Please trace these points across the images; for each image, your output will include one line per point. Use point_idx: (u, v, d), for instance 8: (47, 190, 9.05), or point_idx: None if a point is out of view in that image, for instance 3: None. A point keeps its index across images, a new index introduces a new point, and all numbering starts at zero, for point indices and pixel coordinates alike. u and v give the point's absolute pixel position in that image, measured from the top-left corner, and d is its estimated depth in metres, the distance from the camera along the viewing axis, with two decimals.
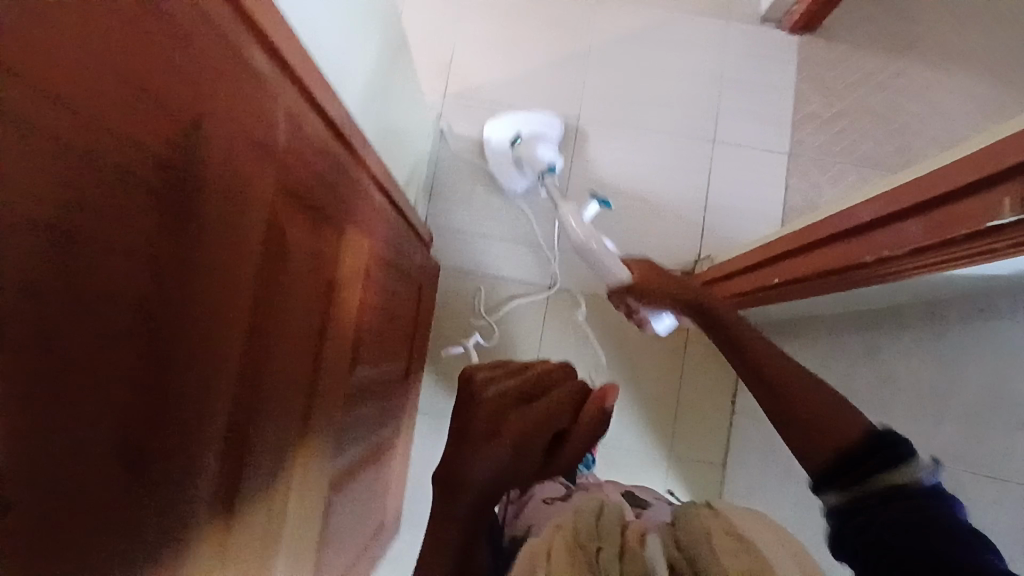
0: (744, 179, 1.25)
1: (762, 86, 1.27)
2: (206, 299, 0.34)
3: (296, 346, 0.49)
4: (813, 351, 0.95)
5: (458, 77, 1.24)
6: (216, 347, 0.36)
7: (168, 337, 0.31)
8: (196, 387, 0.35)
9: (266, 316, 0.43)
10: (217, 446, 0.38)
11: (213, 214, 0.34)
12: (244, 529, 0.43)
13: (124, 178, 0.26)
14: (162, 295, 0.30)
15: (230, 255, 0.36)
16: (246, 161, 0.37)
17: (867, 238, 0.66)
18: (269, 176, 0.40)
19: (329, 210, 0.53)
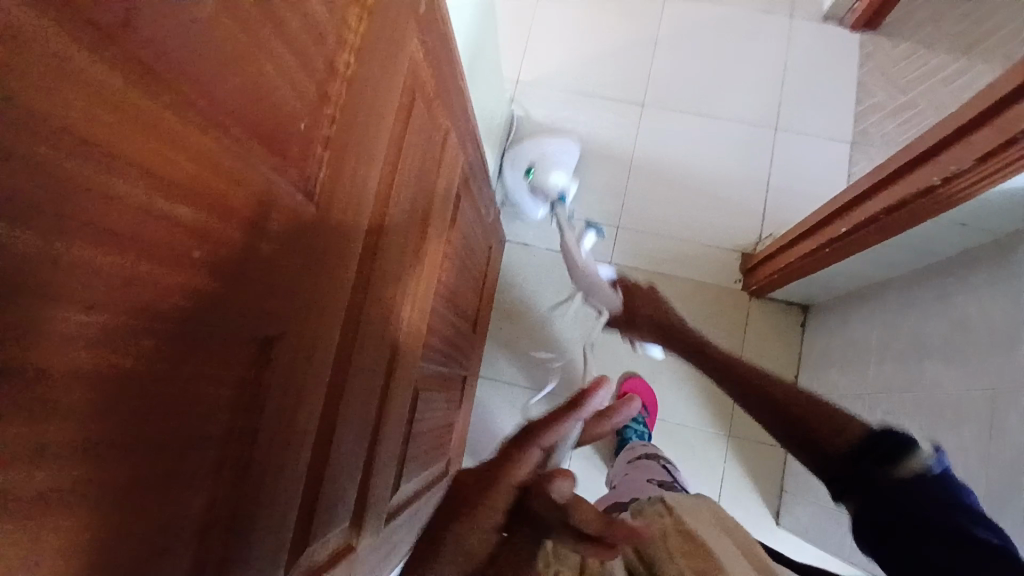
0: (807, 165, 1.28)
1: (823, 79, 1.31)
2: (325, 216, 0.37)
3: (410, 205, 0.56)
4: (882, 313, 0.96)
5: (532, 66, 1.33)
6: (334, 258, 0.40)
7: (342, 111, 0.38)
8: (357, 177, 0.41)
9: (379, 222, 0.48)
10: (361, 247, 0.44)
11: (375, 29, 0.41)
12: (365, 339, 0.49)
13: (277, 83, 0.30)
14: (339, 70, 0.37)
15: (384, 77, 0.43)
16: (388, 29, 0.43)
17: (934, 160, 0.69)
18: (413, 31, 0.48)
19: (442, 102, 0.60)
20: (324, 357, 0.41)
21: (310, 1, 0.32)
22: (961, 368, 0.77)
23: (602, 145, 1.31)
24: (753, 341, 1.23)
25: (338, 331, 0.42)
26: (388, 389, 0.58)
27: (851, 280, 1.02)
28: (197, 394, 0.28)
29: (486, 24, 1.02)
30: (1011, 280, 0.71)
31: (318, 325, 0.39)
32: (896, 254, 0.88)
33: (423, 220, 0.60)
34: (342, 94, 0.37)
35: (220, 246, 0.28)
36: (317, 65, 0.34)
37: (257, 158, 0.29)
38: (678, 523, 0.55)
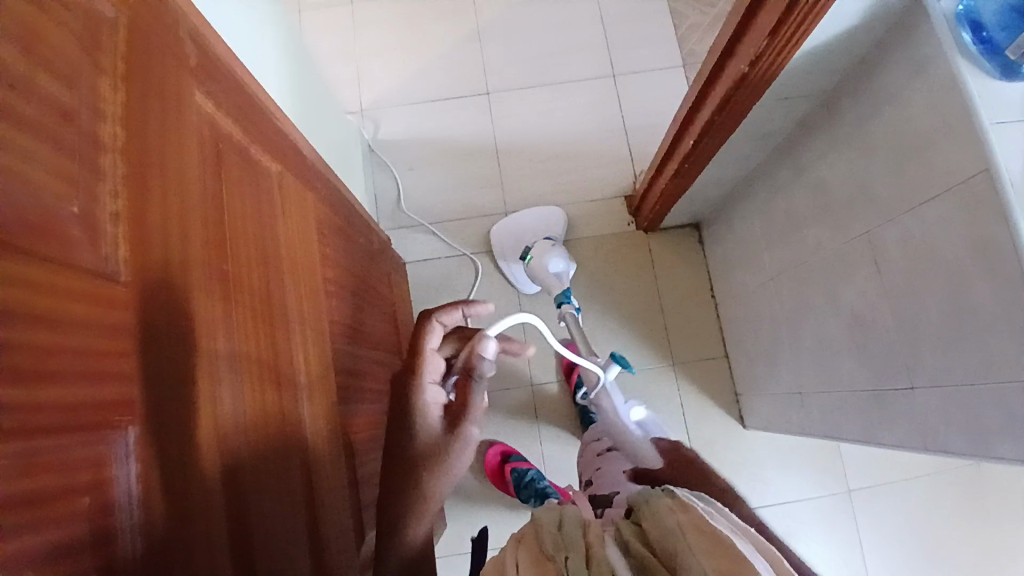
0: (653, 98, 1.34)
1: (637, 15, 1.38)
2: (145, 301, 0.36)
3: (259, 256, 0.55)
4: (757, 205, 1.02)
5: (371, 91, 1.33)
6: (175, 337, 0.38)
7: (128, 184, 0.37)
8: (171, 243, 0.40)
9: (222, 284, 0.46)
10: (207, 309, 0.43)
11: (142, 95, 0.40)
12: (253, 400, 0.48)
13: (27, 181, 0.29)
14: (106, 146, 0.36)
15: (169, 138, 0.42)
16: (160, 91, 0.42)
17: (736, 52, 0.74)
18: (194, 87, 0.47)
19: (262, 147, 0.60)
20: (205, 436, 0.39)
21: (46, 88, 0.31)
22: (831, 225, 0.83)
23: (464, 143, 1.33)
24: (663, 270, 1.28)
25: (209, 407, 0.41)
26: (306, 440, 0.57)
27: (721, 186, 1.08)
28: (33, 522, 0.27)
29: (303, 64, 1.01)
30: (841, 131, 0.78)
31: (185, 401, 0.38)
32: (746, 148, 0.94)
33: (284, 266, 0.59)
34: (118, 172, 0.36)
35: (19, 353, 0.26)
36: (78, 148, 0.33)
37: (33, 256, 0.28)
38: (694, 516, 0.49)
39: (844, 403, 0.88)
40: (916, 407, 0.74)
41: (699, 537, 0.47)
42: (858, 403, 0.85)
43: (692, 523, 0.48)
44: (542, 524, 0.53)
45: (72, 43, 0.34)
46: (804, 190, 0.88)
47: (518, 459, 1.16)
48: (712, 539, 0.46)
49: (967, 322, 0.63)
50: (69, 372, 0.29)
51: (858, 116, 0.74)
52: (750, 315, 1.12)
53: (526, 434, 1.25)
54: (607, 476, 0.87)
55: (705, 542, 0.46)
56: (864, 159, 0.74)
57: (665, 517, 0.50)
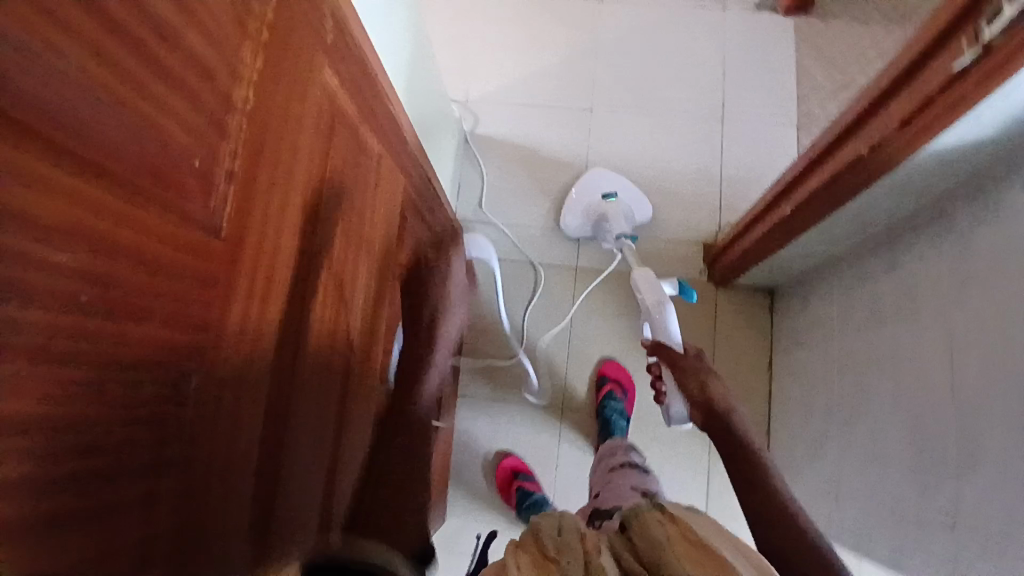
0: (757, 151, 1.31)
1: (762, 65, 1.34)
2: (231, 261, 0.38)
3: (346, 230, 0.57)
4: (841, 288, 0.97)
5: (479, 83, 1.35)
6: (248, 300, 0.40)
7: (244, 149, 0.39)
8: (270, 208, 0.42)
9: (303, 254, 0.48)
10: (286, 274, 0.45)
11: (277, 64, 0.42)
12: (306, 366, 0.51)
13: (158, 138, 0.31)
14: (237, 109, 0.38)
15: (292, 108, 0.44)
16: (292, 67, 0.44)
17: (858, 134, 0.71)
18: (325, 63, 0.49)
19: (370, 125, 0.62)
20: (249, 395, 0.41)
21: (194, 49, 0.33)
22: (913, 330, 0.79)
23: (557, 153, 1.33)
24: (724, 326, 1.24)
25: (262, 369, 0.43)
26: (340, 411, 0.60)
27: (807, 259, 1.04)
28: (91, 454, 0.28)
29: (422, 47, 1.03)
30: (948, 239, 0.73)
31: (244, 358, 0.40)
32: (842, 229, 0.90)
33: (361, 241, 0.61)
34: (239, 138, 0.38)
35: (118, 292, 0.29)
36: (211, 107, 0.35)
37: (147, 204, 0.31)
38: (682, 529, 0.51)
39: (879, 518, 0.83)
40: (956, 545, 0.69)
41: (691, 554, 0.48)
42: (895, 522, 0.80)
43: (680, 536, 0.50)
44: (541, 526, 0.52)
45: (230, 9, 0.36)
46: (895, 286, 0.83)
47: (531, 473, 1.16)
48: (704, 553, 0.48)
49: None
50: (152, 316, 0.31)
51: (970, 227, 0.69)
52: (804, 397, 1.08)
53: (546, 451, 1.24)
54: (615, 489, 0.86)
55: (695, 557, 0.48)
56: (965, 274, 0.70)
57: (653, 529, 0.51)
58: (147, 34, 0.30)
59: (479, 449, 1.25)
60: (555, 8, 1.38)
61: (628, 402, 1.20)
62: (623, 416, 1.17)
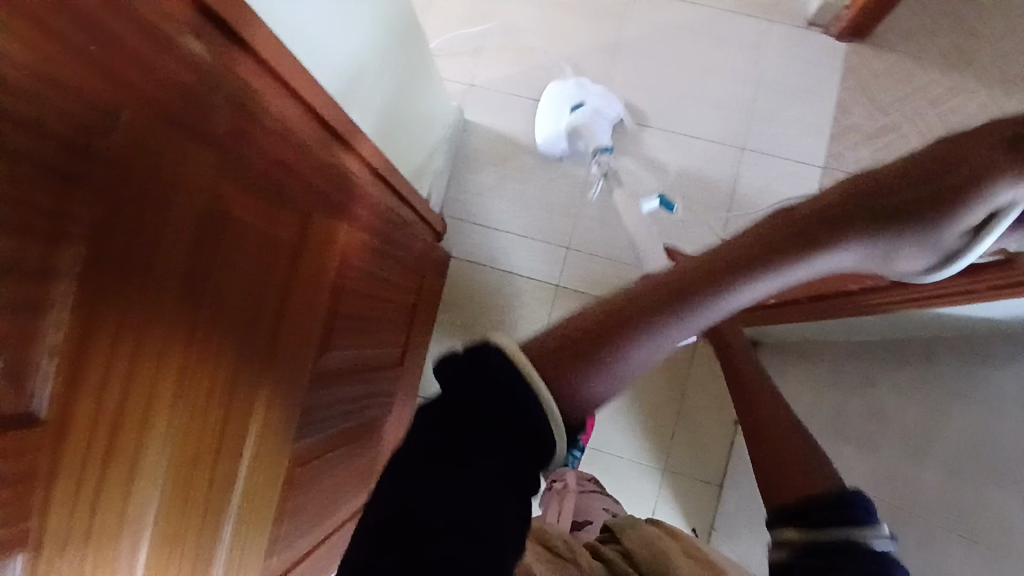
0: (774, 189, 1.20)
1: (799, 92, 1.21)
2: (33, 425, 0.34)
3: (240, 324, 0.52)
4: (815, 376, 0.91)
5: (486, 68, 1.25)
6: (62, 451, 0.37)
7: (62, 297, 0.34)
8: (103, 353, 0.38)
9: (163, 368, 0.44)
10: (134, 408, 0.42)
11: (124, 196, 0.37)
12: (174, 483, 0.48)
13: None
14: (60, 272, 0.33)
15: (147, 232, 0.39)
16: (149, 178, 0.38)
17: (849, 262, 0.63)
18: (205, 158, 0.43)
19: (291, 194, 0.57)
20: (74, 541, 0.39)
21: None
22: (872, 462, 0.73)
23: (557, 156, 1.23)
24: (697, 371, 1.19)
25: (91, 507, 0.40)
26: (234, 501, 0.57)
27: (791, 334, 0.97)
28: None
29: (415, 41, 0.93)
30: (936, 385, 0.66)
31: (60, 521, 0.37)
32: (826, 325, 0.83)
33: (265, 313, 0.56)
34: (52, 288, 0.33)
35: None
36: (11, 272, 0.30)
37: None
38: None
39: None
40: None
41: None
42: None
43: None
44: None
45: (51, 164, 0.31)
46: (868, 403, 0.77)
47: None
48: None
49: None
50: None
51: (957, 386, 0.63)
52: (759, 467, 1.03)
53: None
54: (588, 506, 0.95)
55: None
56: (932, 431, 0.64)
57: None
58: None
59: None
60: None
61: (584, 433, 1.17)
62: (574, 448, 1.14)
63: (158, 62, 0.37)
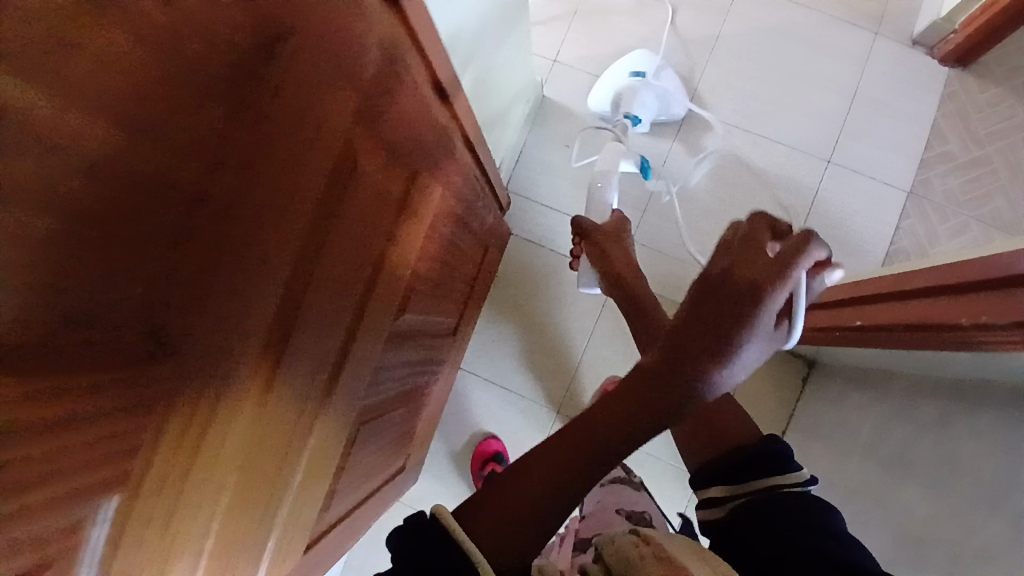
0: (852, 209, 1.16)
1: (895, 112, 1.16)
2: (138, 357, 0.34)
3: (343, 276, 0.51)
4: (882, 406, 0.88)
5: (573, 47, 1.22)
6: (163, 385, 0.37)
7: (176, 230, 0.33)
8: (213, 281, 0.37)
9: (271, 314, 0.44)
10: (239, 344, 0.41)
11: (243, 121, 0.36)
12: (271, 425, 0.48)
13: (46, 253, 0.26)
14: (180, 189, 0.33)
15: (266, 164, 0.38)
16: (272, 116, 0.37)
17: (964, 296, 0.60)
18: (332, 98, 0.42)
19: (403, 151, 0.56)
20: (180, 474, 0.39)
21: (109, 140, 0.28)
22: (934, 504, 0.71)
23: (635, 146, 1.21)
24: (748, 383, 1.17)
25: (198, 445, 0.40)
26: (315, 451, 0.57)
27: (858, 360, 0.94)
28: None
29: (513, 12, 0.91)
30: (999, 424, 0.63)
31: (152, 441, 0.37)
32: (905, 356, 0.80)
33: (364, 268, 0.56)
34: (173, 219, 0.33)
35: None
36: (137, 197, 0.30)
37: (23, 328, 0.27)
38: (656, 546, 0.56)
39: None
40: None
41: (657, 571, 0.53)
42: None
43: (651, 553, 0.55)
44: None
45: (175, 70, 0.30)
46: (937, 442, 0.74)
47: (502, 465, 1.16)
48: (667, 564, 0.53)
49: None
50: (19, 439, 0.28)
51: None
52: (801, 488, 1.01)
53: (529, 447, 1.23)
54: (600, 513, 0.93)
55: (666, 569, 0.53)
56: None
57: (628, 548, 0.57)
58: (60, 157, 0.26)
59: (465, 421, 1.26)
60: None
61: None
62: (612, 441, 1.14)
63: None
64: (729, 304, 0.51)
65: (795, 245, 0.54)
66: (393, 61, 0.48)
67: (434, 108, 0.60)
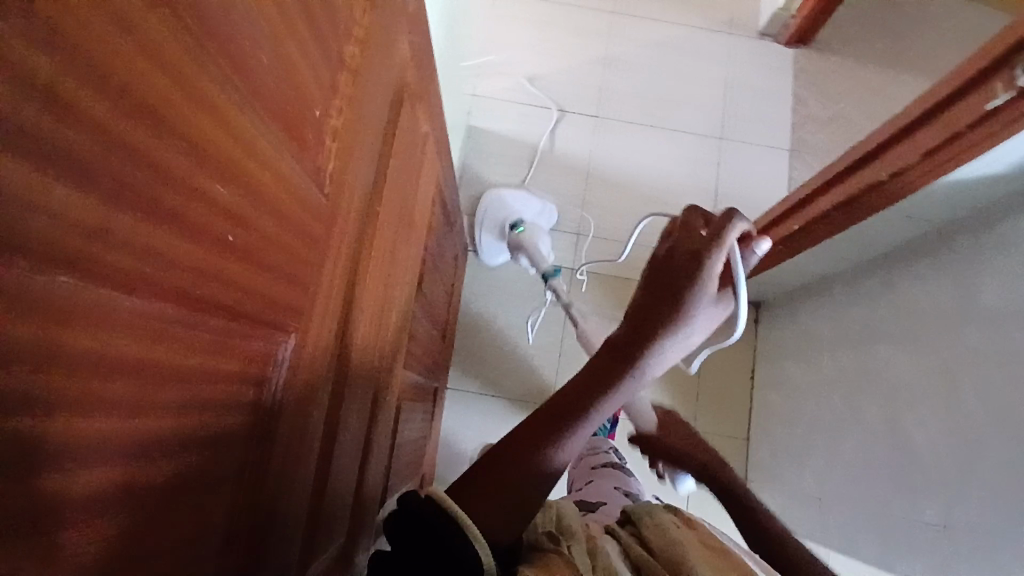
0: (752, 171, 1.36)
1: (763, 90, 1.40)
2: (330, 226, 0.37)
3: (393, 210, 0.56)
4: (833, 306, 1.02)
5: (489, 80, 1.37)
6: (336, 266, 0.39)
7: (348, 106, 0.37)
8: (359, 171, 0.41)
9: (366, 224, 0.48)
10: (355, 246, 0.44)
11: (379, 23, 0.41)
12: (355, 339, 0.49)
13: (302, 79, 0.30)
14: (347, 68, 0.37)
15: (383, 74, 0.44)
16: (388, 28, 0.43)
17: (878, 160, 0.75)
18: (405, 31, 0.49)
19: (422, 107, 0.62)
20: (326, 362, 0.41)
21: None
22: (908, 351, 0.83)
23: (562, 153, 1.35)
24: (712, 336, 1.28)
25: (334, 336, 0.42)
26: (372, 396, 0.58)
27: (803, 276, 1.09)
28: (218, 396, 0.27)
29: (447, 36, 1.03)
30: (954, 260, 0.78)
31: (324, 325, 0.39)
32: (843, 249, 0.95)
33: (403, 212, 0.60)
34: (346, 94, 0.37)
35: (251, 236, 0.27)
36: (333, 59, 0.34)
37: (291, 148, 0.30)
38: (699, 535, 0.60)
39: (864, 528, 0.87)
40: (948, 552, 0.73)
41: (703, 553, 0.56)
42: (879, 522, 0.85)
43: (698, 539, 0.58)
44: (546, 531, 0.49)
45: None
46: (892, 304, 0.88)
47: None
48: (714, 550, 0.57)
49: None
50: (282, 264, 0.30)
51: (976, 256, 0.74)
52: (787, 405, 1.11)
53: None
54: (597, 491, 0.91)
55: (711, 553, 0.56)
56: (964, 300, 0.75)
57: (671, 528, 0.60)
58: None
59: (463, 444, 1.24)
60: (569, 17, 1.42)
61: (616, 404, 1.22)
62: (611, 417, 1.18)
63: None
64: (672, 295, 0.57)
65: (719, 232, 0.57)
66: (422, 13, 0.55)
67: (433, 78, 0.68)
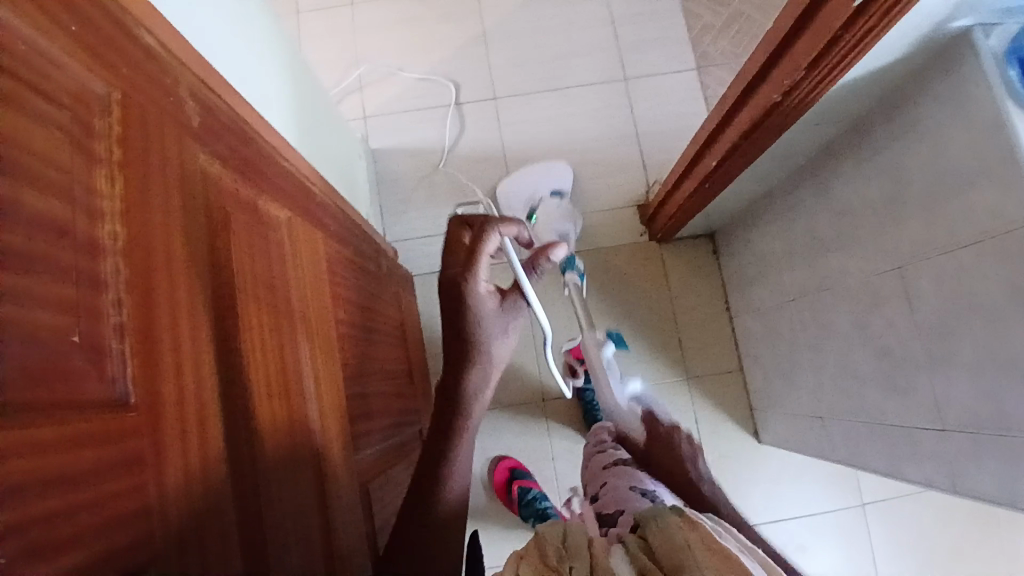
0: (666, 102, 1.31)
1: (652, 15, 1.34)
2: (149, 434, 0.33)
3: (266, 325, 0.51)
4: (778, 222, 0.98)
5: (374, 99, 1.30)
6: (180, 463, 0.35)
7: (129, 300, 0.33)
8: (173, 338, 0.37)
9: (224, 379, 0.43)
10: (213, 408, 0.40)
11: (142, 175, 0.36)
12: (265, 484, 0.46)
13: (26, 334, 0.26)
14: (104, 250, 0.32)
15: (170, 217, 0.38)
16: (167, 176, 0.39)
17: (767, 78, 0.70)
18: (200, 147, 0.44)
19: (272, 200, 0.58)
20: (218, 553, 0.38)
21: (34, 206, 0.27)
22: (861, 255, 0.80)
23: (473, 147, 1.29)
24: (677, 280, 1.24)
25: (219, 519, 0.38)
26: (326, 510, 0.55)
27: (743, 200, 1.04)
28: None
29: (305, 78, 0.97)
30: (875, 153, 0.74)
31: (193, 523, 0.36)
32: (768, 168, 0.90)
33: (287, 317, 0.56)
34: (128, 284, 0.33)
35: (32, 531, 0.25)
36: (81, 269, 0.30)
37: (37, 412, 0.26)
38: (705, 536, 0.49)
39: (870, 441, 0.85)
40: (952, 450, 0.71)
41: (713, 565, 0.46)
42: (879, 430, 0.82)
43: (703, 545, 0.48)
44: None
45: (78, 139, 0.31)
46: (832, 210, 0.84)
47: (526, 479, 1.13)
48: (720, 555, 0.47)
49: (1010, 371, 0.61)
50: (72, 538, 0.27)
51: (893, 144, 0.71)
52: (767, 330, 1.09)
53: (538, 452, 1.20)
54: (608, 492, 0.85)
55: (718, 562, 0.46)
56: (895, 195, 0.72)
57: (674, 533, 0.50)
58: (16, 236, 0.26)
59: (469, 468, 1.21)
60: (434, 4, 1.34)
61: (605, 381, 1.19)
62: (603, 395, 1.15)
63: (134, 48, 0.38)
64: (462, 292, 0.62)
65: (482, 233, 0.61)
66: (225, 113, 0.50)
67: (279, 159, 0.62)
